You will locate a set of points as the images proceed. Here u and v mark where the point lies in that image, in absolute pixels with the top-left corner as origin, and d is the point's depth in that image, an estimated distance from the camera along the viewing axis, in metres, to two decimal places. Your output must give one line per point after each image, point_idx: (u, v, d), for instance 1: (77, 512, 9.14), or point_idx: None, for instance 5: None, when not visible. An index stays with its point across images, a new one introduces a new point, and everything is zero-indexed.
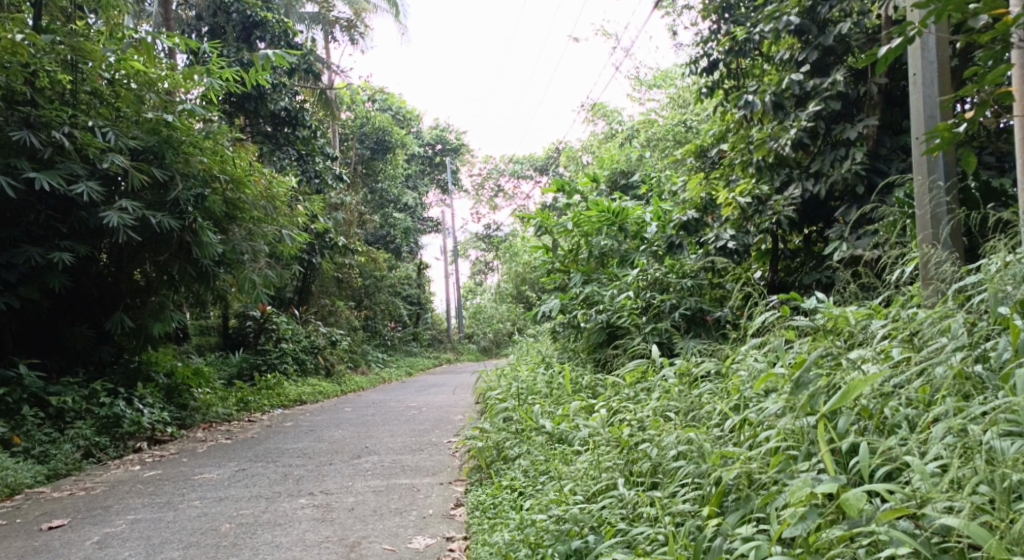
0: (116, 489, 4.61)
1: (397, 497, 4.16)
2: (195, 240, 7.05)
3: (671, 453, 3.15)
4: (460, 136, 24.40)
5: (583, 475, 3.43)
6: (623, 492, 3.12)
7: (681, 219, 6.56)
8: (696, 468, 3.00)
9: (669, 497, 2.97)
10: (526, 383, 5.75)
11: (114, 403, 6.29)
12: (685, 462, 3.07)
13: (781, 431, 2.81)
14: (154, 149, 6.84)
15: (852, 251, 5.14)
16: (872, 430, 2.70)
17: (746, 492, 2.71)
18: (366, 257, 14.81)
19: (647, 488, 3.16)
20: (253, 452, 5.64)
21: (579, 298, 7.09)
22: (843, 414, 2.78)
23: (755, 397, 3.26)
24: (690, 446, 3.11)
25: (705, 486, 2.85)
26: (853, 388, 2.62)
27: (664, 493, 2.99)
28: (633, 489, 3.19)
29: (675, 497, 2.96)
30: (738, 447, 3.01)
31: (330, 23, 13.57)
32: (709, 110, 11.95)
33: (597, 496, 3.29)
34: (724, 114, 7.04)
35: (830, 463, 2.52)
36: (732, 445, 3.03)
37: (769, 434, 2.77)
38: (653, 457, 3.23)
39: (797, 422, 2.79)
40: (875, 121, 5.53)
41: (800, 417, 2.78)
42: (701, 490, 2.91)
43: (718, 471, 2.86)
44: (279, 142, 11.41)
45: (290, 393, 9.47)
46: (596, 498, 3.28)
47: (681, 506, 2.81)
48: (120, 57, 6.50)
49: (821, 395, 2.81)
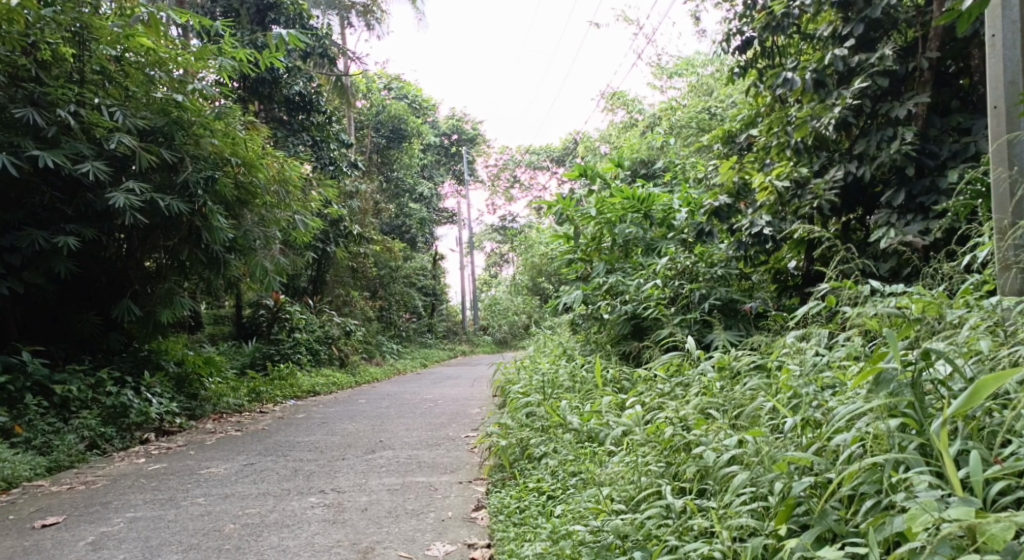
0: (118, 483, 4.36)
1: (414, 497, 3.88)
2: (205, 224, 6.81)
3: (724, 457, 2.87)
4: (477, 126, 24.09)
5: (620, 478, 3.16)
6: (669, 500, 2.85)
7: (713, 205, 6.10)
8: (755, 474, 2.72)
9: (723, 508, 2.71)
10: (548, 376, 5.46)
11: (121, 392, 6.05)
12: (740, 467, 2.80)
13: (858, 434, 2.53)
14: (163, 130, 6.54)
15: (902, 238, 4.89)
16: (973, 435, 2.44)
17: (821, 508, 2.45)
18: (382, 247, 14.54)
19: (698, 496, 2.89)
20: (264, 445, 5.39)
21: (603, 288, 6.76)
22: (933, 416, 2.48)
23: (812, 394, 2.97)
24: (746, 449, 2.84)
25: (767, 497, 2.58)
26: (982, 388, 2.27)
27: (717, 503, 2.72)
28: (683, 498, 2.92)
29: (730, 508, 2.70)
30: (802, 450, 2.72)
31: (346, 8, 13.29)
32: (735, 98, 11.56)
33: (639, 503, 3.02)
34: (757, 96, 6.73)
35: (955, 481, 2.23)
36: (793, 447, 2.76)
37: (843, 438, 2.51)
38: (702, 461, 2.95)
39: (877, 424, 2.51)
40: (926, 98, 5.19)
41: (880, 419, 2.49)
42: (763, 500, 2.64)
43: (783, 480, 2.58)
44: (294, 128, 11.10)
45: (303, 383, 9.22)
46: (639, 507, 3.01)
47: (740, 519, 2.55)
48: (126, 31, 6.15)
49: (905, 393, 2.52)
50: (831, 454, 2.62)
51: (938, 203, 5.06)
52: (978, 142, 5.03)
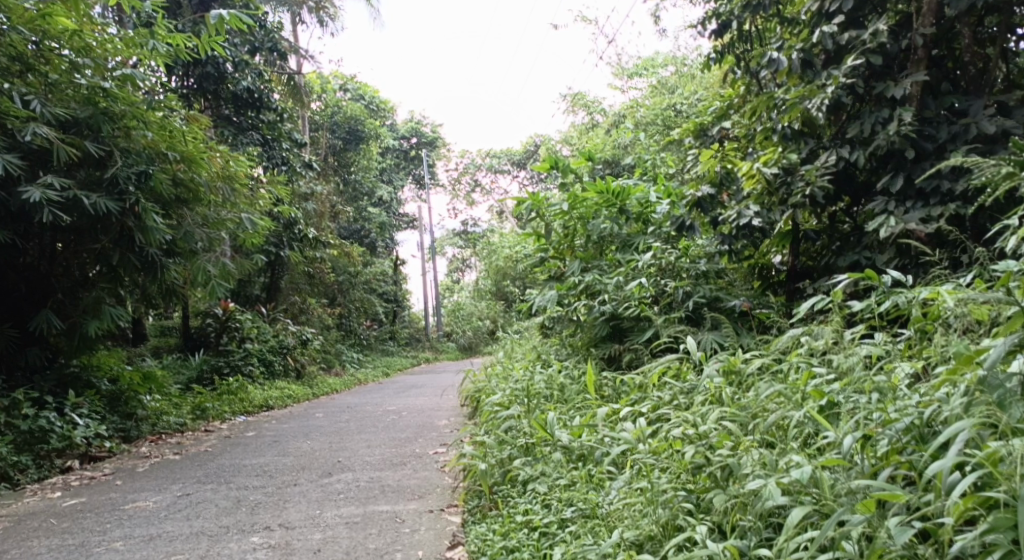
0: (21, 525, 3.70)
1: (377, 532, 3.29)
2: (139, 224, 6.11)
3: (771, 489, 2.43)
4: (437, 128, 23.49)
5: (635, 520, 2.67)
6: (708, 546, 2.39)
7: (694, 196, 5.41)
8: (820, 511, 2.33)
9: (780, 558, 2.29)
10: (522, 384, 4.88)
11: (40, 415, 5.38)
12: (792, 503, 2.38)
13: (960, 459, 2.19)
14: (88, 122, 5.87)
15: (903, 226, 4.46)
16: None
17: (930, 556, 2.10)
18: (340, 252, 13.82)
19: (736, 539, 2.44)
20: (205, 471, 4.74)
21: (579, 289, 6.13)
22: None
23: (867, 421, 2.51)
24: (797, 479, 2.41)
25: (846, 545, 2.19)
26: None
27: (774, 552, 2.30)
28: (720, 542, 2.46)
29: (789, 555, 2.28)
30: (870, 478, 2.37)
31: (297, 4, 12.55)
32: (703, 92, 11.12)
33: (665, 551, 2.53)
34: (734, 83, 6.30)
35: None
36: (857, 480, 2.36)
37: (949, 465, 2.18)
38: (743, 493, 2.50)
39: (989, 451, 2.16)
40: (923, 77, 4.76)
41: (994, 446, 2.14)
42: (832, 548, 2.25)
43: (866, 523, 2.21)
44: (243, 127, 10.37)
45: (255, 398, 8.51)
46: (663, 557, 2.53)
47: None
48: (43, 9, 5.52)
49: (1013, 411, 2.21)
50: (921, 485, 2.28)
51: (939, 188, 4.57)
52: (980, 123, 4.61)
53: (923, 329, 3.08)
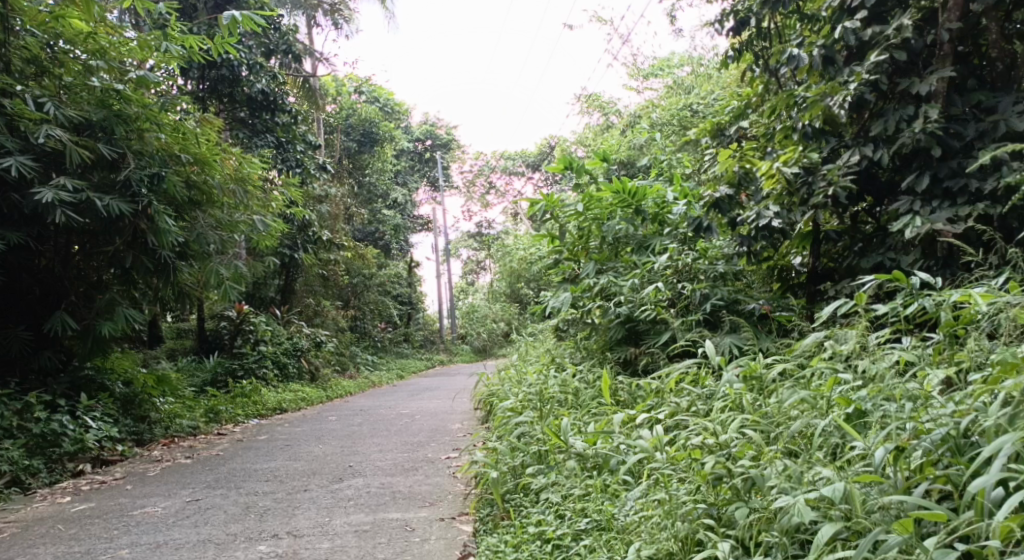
0: (29, 531, 3.66)
1: (386, 542, 3.21)
2: (151, 226, 6.05)
3: (798, 503, 2.33)
4: (452, 130, 23.44)
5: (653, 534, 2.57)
6: None
7: (712, 196, 5.28)
8: (851, 528, 2.23)
9: None
10: (536, 388, 4.80)
11: (52, 418, 5.35)
12: (820, 519, 2.29)
13: (1003, 476, 2.10)
14: (101, 124, 5.84)
15: (929, 226, 4.34)
16: None
17: None
18: (354, 254, 13.77)
19: (761, 556, 2.35)
20: (215, 476, 4.68)
21: (593, 290, 5.98)
22: None
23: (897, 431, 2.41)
24: (823, 493, 2.32)
25: None
26: None
27: None
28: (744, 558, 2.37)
29: None
30: (904, 494, 2.28)
31: (312, 7, 12.54)
32: (719, 92, 10.99)
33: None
34: (752, 81, 6.19)
35: None
36: (891, 496, 2.27)
37: (991, 481, 2.10)
38: (769, 507, 2.41)
39: None
40: (949, 73, 4.63)
41: None
42: None
43: (903, 544, 2.12)
44: (257, 128, 10.35)
45: (268, 400, 8.47)
46: None
47: None
48: (55, 11, 5.50)
49: None
50: (961, 503, 2.19)
51: (966, 188, 4.46)
52: (1009, 119, 4.48)
53: (954, 332, 2.97)
